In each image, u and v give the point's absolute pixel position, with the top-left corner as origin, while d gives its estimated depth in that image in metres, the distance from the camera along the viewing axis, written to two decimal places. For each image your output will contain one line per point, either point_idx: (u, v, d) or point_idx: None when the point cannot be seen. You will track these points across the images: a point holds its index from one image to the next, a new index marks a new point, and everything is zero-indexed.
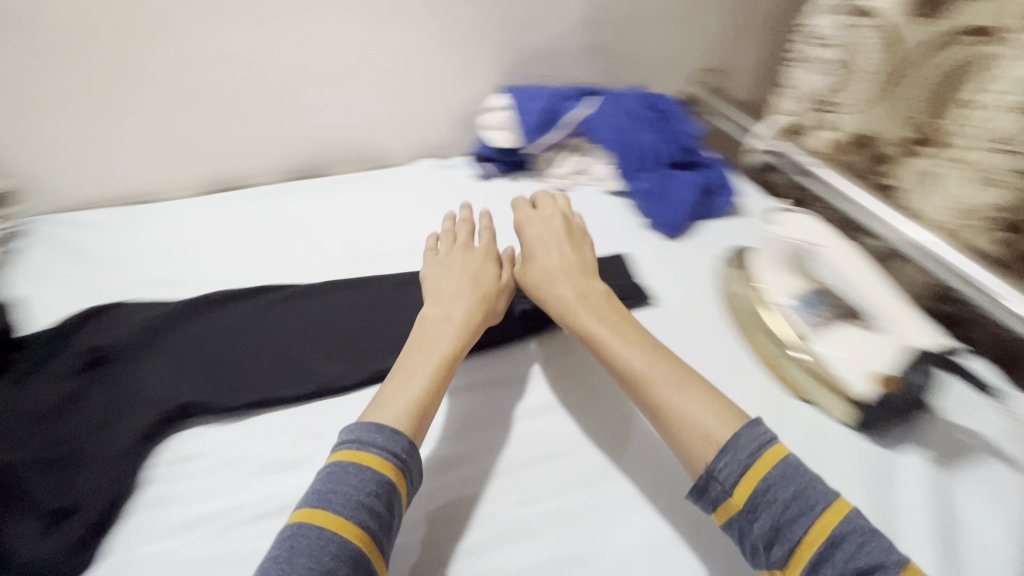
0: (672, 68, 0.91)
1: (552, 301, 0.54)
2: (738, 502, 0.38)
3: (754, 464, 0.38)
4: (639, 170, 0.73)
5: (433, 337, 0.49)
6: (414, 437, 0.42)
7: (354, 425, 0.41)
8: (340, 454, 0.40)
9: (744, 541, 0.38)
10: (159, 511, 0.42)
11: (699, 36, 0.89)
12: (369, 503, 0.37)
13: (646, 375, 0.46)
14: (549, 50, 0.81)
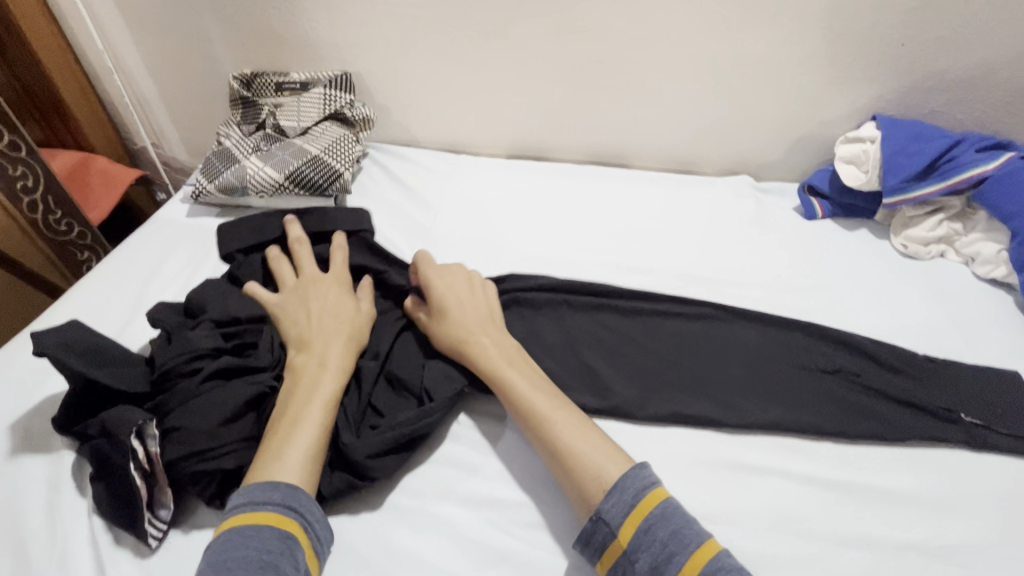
0: (804, 115, 0.87)
1: (541, 394, 0.57)
2: (621, 542, 0.46)
3: (635, 505, 0.47)
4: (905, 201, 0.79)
5: (307, 387, 0.56)
6: (295, 484, 0.50)
7: (240, 494, 0.49)
8: (234, 519, 0.47)
9: None
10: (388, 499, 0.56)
11: (839, 102, 0.85)
12: (271, 562, 0.44)
13: (547, 421, 0.54)
14: (723, 80, 0.85)
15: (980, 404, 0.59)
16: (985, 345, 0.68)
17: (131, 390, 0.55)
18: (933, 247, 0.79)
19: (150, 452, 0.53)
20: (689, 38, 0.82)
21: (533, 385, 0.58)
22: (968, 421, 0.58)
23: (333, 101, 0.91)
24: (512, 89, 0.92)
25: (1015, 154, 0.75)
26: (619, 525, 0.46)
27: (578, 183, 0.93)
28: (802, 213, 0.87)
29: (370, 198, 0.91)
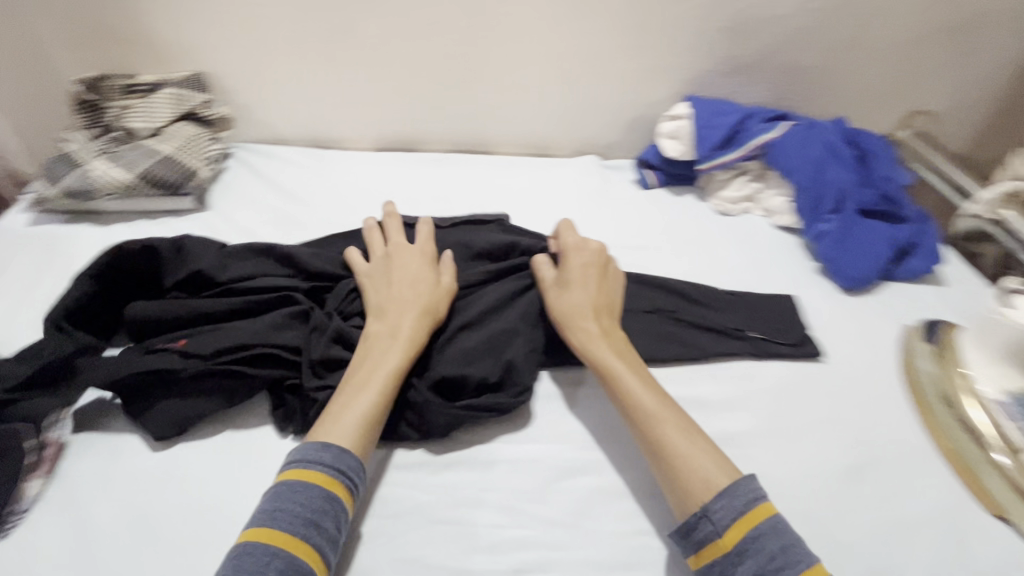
0: (630, 100, 0.99)
1: (638, 372, 0.60)
2: (730, 541, 0.47)
3: (749, 512, 0.47)
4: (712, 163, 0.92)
5: (380, 354, 0.59)
6: (359, 458, 0.53)
7: (307, 449, 0.52)
8: (287, 474, 0.50)
9: (694, 543, 0.49)
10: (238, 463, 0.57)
11: (656, 86, 0.98)
12: (315, 519, 0.48)
13: (658, 419, 0.55)
14: (558, 70, 0.95)
15: (763, 322, 0.72)
16: (775, 278, 0.81)
17: None
18: (740, 205, 0.94)
19: (51, 435, 0.60)
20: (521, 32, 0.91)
21: (613, 359, 0.60)
22: (752, 335, 0.70)
23: (186, 101, 0.91)
24: (370, 84, 0.96)
25: (790, 123, 0.92)
26: (726, 527, 0.47)
27: (442, 169, 0.99)
28: (638, 185, 0.99)
29: (233, 195, 0.91)
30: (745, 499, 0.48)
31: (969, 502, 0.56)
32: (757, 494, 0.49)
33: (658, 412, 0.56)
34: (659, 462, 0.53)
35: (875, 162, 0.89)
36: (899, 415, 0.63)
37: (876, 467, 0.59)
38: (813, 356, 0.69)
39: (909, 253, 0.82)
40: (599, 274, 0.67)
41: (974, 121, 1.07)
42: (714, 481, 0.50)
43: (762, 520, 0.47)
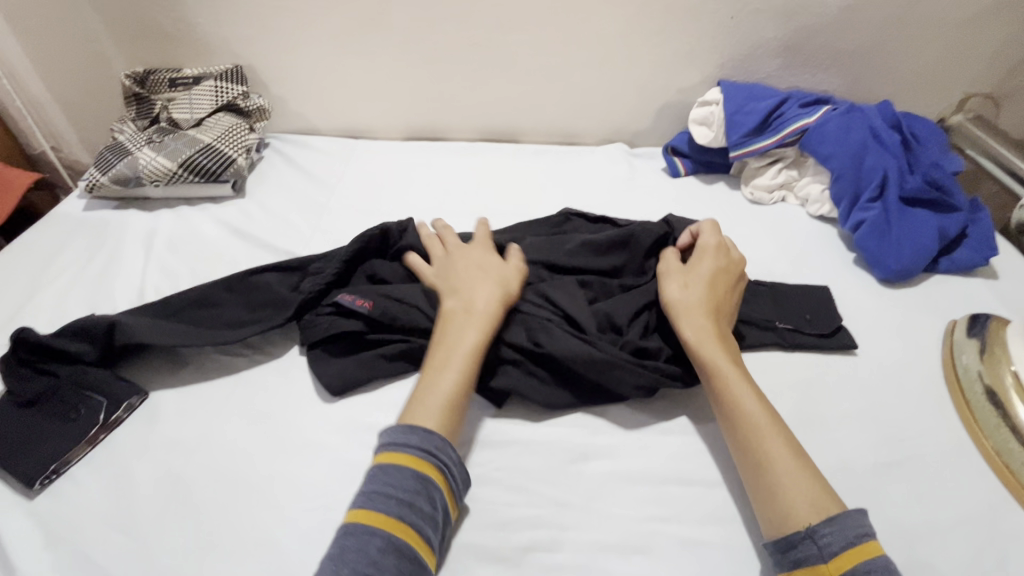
0: (660, 86, 0.97)
1: (743, 383, 0.54)
2: (833, 572, 0.43)
3: (859, 543, 0.43)
4: (746, 147, 0.89)
5: (456, 333, 0.57)
6: (445, 437, 0.51)
7: (394, 432, 0.51)
8: (396, 456, 0.49)
9: (789, 559, 0.45)
10: (257, 430, 0.58)
11: (687, 72, 0.95)
12: (407, 499, 0.47)
13: (763, 436, 0.51)
14: (586, 57, 0.94)
15: (793, 312, 0.69)
16: (808, 269, 0.78)
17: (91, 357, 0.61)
18: (775, 193, 0.90)
19: (118, 416, 0.59)
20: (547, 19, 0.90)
21: (732, 372, 0.55)
22: (782, 327, 0.67)
23: (225, 92, 0.95)
24: (400, 73, 0.98)
25: (830, 108, 0.87)
26: (838, 554, 0.43)
27: (469, 157, 1.00)
28: (668, 173, 0.97)
29: (268, 183, 0.94)
30: (854, 530, 0.44)
31: (1010, 504, 0.53)
32: (866, 528, 0.45)
33: (770, 425, 0.51)
34: (758, 469, 0.49)
35: (921, 147, 0.84)
36: (938, 412, 0.60)
37: (912, 465, 0.55)
38: (847, 347, 0.66)
39: (958, 244, 0.77)
40: (727, 274, 0.64)
41: None
42: (825, 508, 0.46)
43: (872, 558, 0.43)
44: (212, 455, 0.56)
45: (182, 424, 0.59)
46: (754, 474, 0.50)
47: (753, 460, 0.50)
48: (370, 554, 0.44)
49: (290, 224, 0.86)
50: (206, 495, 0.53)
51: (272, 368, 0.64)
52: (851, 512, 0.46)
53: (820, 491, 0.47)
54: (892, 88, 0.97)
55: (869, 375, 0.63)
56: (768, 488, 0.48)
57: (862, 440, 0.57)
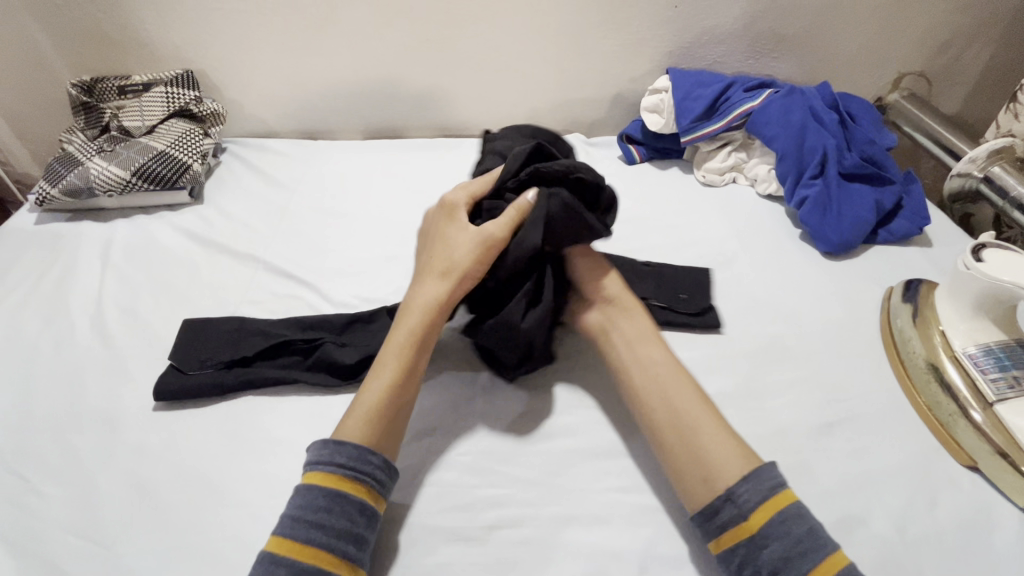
0: (613, 76, 1.00)
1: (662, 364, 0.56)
2: (753, 526, 0.45)
3: (774, 494, 0.46)
4: (692, 131, 0.91)
5: (397, 328, 0.58)
6: (361, 445, 0.50)
7: (312, 450, 0.50)
8: (311, 476, 0.49)
9: (717, 524, 0.46)
10: (223, 432, 0.59)
11: (639, 62, 0.98)
12: (318, 519, 0.46)
13: (693, 412, 0.52)
14: (539, 50, 0.96)
15: (670, 291, 0.71)
16: (757, 246, 0.81)
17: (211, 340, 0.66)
18: (726, 175, 0.93)
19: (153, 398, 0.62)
20: (498, 13, 0.91)
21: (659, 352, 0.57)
22: (654, 304, 0.69)
23: (176, 98, 0.93)
24: (354, 73, 0.98)
25: (772, 91, 0.91)
26: (753, 509, 0.45)
27: (429, 154, 1.01)
28: (623, 160, 0.99)
29: (227, 187, 0.94)
30: (768, 483, 0.46)
31: (942, 454, 0.57)
32: (779, 479, 0.47)
33: (698, 400, 0.53)
34: (680, 440, 0.51)
35: (858, 125, 0.88)
36: (876, 373, 0.64)
37: (853, 423, 0.59)
38: (713, 325, 0.68)
39: (895, 215, 0.82)
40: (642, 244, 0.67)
41: (964, 82, 1.06)
42: (748, 460, 0.48)
43: (786, 503, 0.45)
44: (177, 460, 0.57)
45: (146, 431, 0.59)
46: (680, 445, 0.51)
47: (676, 423, 0.52)
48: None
49: (250, 228, 0.86)
50: (173, 499, 0.54)
51: None
52: (765, 464, 0.48)
53: (750, 457, 0.49)
54: (834, 70, 1.01)
55: (814, 342, 0.67)
56: (690, 450, 0.50)
57: (808, 405, 0.60)
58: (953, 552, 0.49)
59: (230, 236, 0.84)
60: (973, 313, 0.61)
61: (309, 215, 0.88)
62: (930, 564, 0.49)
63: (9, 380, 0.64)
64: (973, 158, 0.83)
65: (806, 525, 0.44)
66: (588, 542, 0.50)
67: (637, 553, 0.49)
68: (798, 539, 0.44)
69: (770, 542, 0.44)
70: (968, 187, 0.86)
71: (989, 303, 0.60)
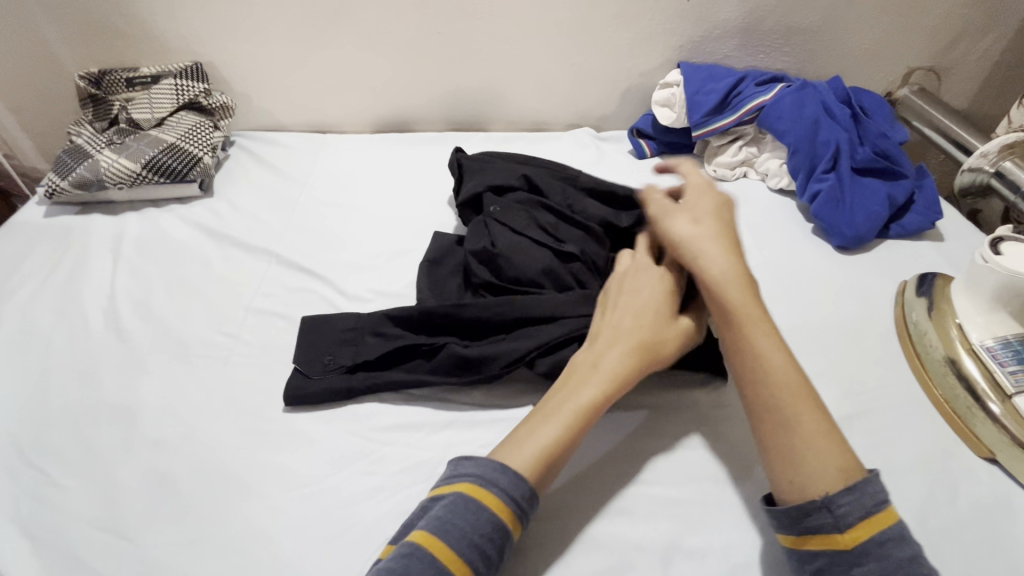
0: (624, 70, 0.99)
1: (761, 339, 0.51)
2: (848, 540, 0.43)
3: (876, 515, 0.43)
4: (704, 125, 0.91)
5: (576, 384, 0.52)
6: (535, 491, 0.47)
7: (488, 465, 0.47)
8: (486, 494, 0.46)
9: (804, 527, 0.45)
10: (242, 426, 0.59)
11: (650, 56, 0.97)
12: (481, 545, 0.44)
13: (796, 404, 0.48)
14: (551, 43, 0.95)
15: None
16: (771, 239, 0.81)
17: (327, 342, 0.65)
18: (737, 169, 0.93)
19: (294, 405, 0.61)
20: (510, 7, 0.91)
21: (759, 324, 0.52)
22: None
23: (186, 89, 0.93)
24: (364, 65, 0.97)
25: (784, 85, 0.91)
26: (852, 525, 0.43)
27: (440, 147, 1.01)
28: (634, 155, 0.99)
29: (237, 181, 0.93)
30: (873, 498, 0.44)
31: (960, 446, 0.57)
32: (882, 494, 0.44)
33: (799, 384, 0.48)
34: (783, 435, 0.47)
35: (870, 119, 0.88)
36: (892, 365, 0.64)
37: (871, 416, 0.59)
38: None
39: (907, 209, 0.82)
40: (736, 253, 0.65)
41: (974, 77, 1.06)
42: (848, 471, 0.45)
43: (876, 524, 0.43)
44: (196, 453, 0.56)
45: (165, 424, 0.59)
46: (789, 440, 0.46)
47: (774, 411, 0.48)
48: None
49: (262, 221, 0.85)
50: (194, 492, 0.54)
51: (253, 364, 0.65)
52: (869, 477, 0.45)
53: (854, 463, 0.45)
54: (844, 65, 1.01)
55: (830, 335, 0.67)
56: (788, 445, 0.46)
57: (825, 398, 0.61)
58: (974, 543, 0.50)
59: (242, 229, 0.84)
60: (990, 306, 0.62)
61: (321, 208, 0.88)
62: (952, 555, 0.49)
63: (24, 373, 0.64)
64: (985, 153, 0.83)
65: (907, 548, 0.42)
66: (611, 534, 0.50)
67: (659, 544, 0.50)
68: (895, 561, 0.41)
69: (864, 560, 0.42)
70: (979, 181, 0.86)
71: (1007, 296, 0.60)
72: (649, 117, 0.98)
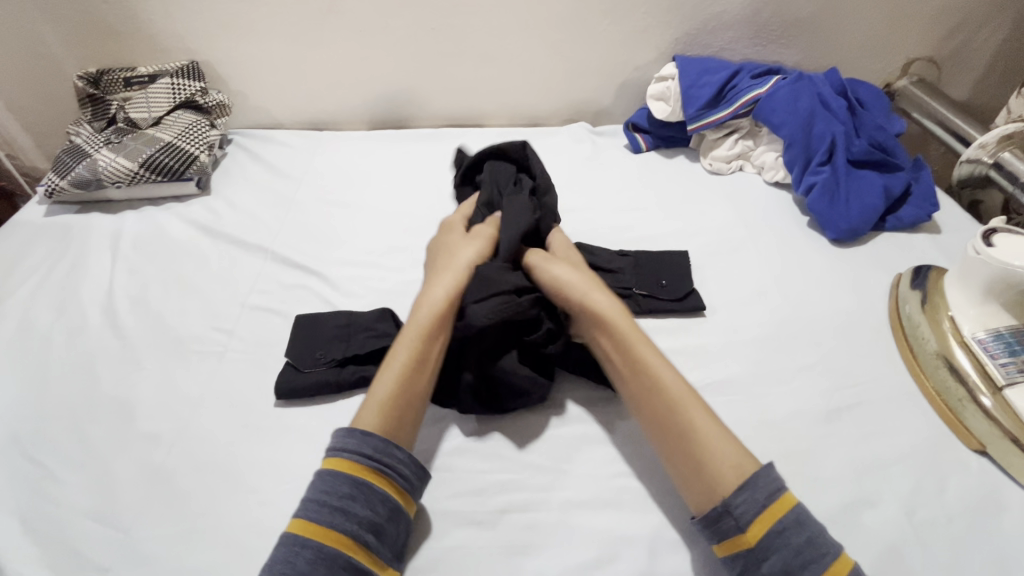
0: (619, 65, 0.99)
1: (643, 352, 0.55)
2: (752, 537, 0.45)
3: (769, 505, 0.45)
4: (698, 119, 0.91)
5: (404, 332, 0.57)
6: (385, 438, 0.50)
7: (336, 436, 0.51)
8: (335, 463, 0.49)
9: (715, 530, 0.46)
10: (236, 421, 0.59)
11: (645, 50, 0.97)
12: (342, 506, 0.47)
13: (682, 410, 0.51)
14: (545, 39, 0.95)
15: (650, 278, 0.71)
16: (765, 233, 0.81)
17: (317, 335, 0.65)
18: (733, 163, 0.93)
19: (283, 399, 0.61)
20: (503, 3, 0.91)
21: (640, 342, 0.56)
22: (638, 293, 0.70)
23: (182, 88, 0.94)
24: (359, 63, 0.98)
25: (780, 77, 0.90)
26: (749, 521, 0.45)
27: (435, 143, 1.01)
28: (630, 149, 0.99)
29: (234, 179, 0.94)
30: (765, 491, 0.46)
31: (951, 439, 0.57)
32: (777, 483, 0.46)
33: (686, 391, 0.52)
34: (682, 443, 0.50)
35: (866, 111, 0.88)
36: (884, 358, 0.64)
37: (861, 409, 0.59)
38: (697, 309, 0.68)
39: (904, 201, 0.81)
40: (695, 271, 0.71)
41: (975, 67, 1.04)
42: (741, 465, 0.48)
43: (783, 514, 0.45)
44: (190, 447, 0.57)
45: (160, 419, 0.60)
46: (689, 448, 0.50)
47: (670, 424, 0.51)
48: (298, 567, 0.44)
49: (258, 219, 0.86)
50: (188, 486, 0.54)
51: (247, 360, 0.65)
52: (763, 469, 0.47)
53: (745, 456, 0.48)
54: (842, 57, 1.01)
55: (824, 329, 0.67)
56: (688, 453, 0.49)
57: (816, 391, 0.60)
58: (960, 535, 0.50)
59: (238, 227, 0.84)
60: (983, 298, 0.61)
61: (317, 206, 0.88)
62: (938, 548, 0.49)
63: (23, 369, 0.65)
64: (982, 144, 0.82)
65: (804, 533, 0.44)
66: (597, 526, 0.51)
67: (648, 536, 0.50)
68: (797, 550, 0.44)
69: (770, 553, 0.44)
70: (977, 172, 0.85)
71: (999, 287, 0.59)
72: (644, 111, 0.98)
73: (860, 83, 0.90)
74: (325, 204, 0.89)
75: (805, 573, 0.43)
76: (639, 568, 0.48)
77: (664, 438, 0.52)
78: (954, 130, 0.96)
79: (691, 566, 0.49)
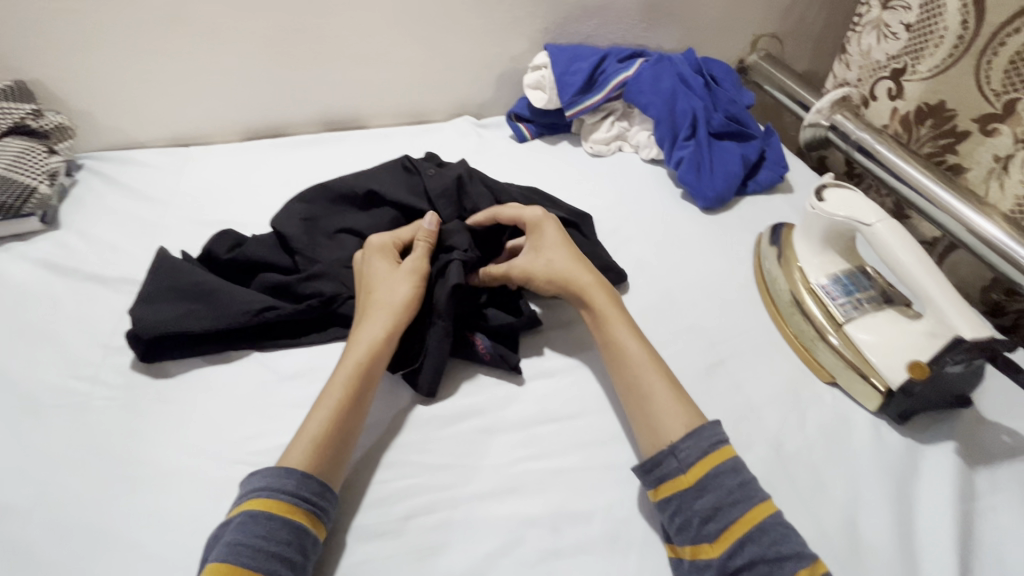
0: (495, 55, 1.00)
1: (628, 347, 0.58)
2: (691, 479, 0.49)
3: (711, 450, 0.50)
4: (572, 105, 0.93)
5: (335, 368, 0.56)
6: (307, 471, 0.49)
7: (264, 477, 0.48)
8: (270, 504, 0.47)
9: (655, 473, 0.51)
10: (108, 476, 0.54)
11: (518, 40, 0.99)
12: (280, 551, 0.45)
13: (644, 382, 0.55)
14: (416, 34, 0.94)
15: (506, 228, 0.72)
16: (644, 208, 0.85)
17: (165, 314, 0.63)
18: (612, 144, 0.97)
19: (162, 443, 0.57)
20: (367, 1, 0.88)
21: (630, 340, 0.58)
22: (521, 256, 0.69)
23: (9, 112, 0.82)
24: (220, 74, 0.92)
25: (643, 60, 0.95)
26: (694, 463, 0.49)
27: (315, 150, 0.97)
28: (514, 139, 1.00)
29: (87, 208, 0.85)
30: (709, 440, 0.50)
31: (808, 376, 0.64)
32: (721, 436, 0.51)
33: (651, 361, 0.57)
34: (638, 404, 0.55)
35: (721, 87, 0.95)
36: (751, 313, 0.70)
37: (734, 361, 0.64)
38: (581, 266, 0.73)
39: (760, 166, 0.89)
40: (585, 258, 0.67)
41: (812, 39, 1.16)
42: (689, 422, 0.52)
43: (724, 460, 0.50)
44: (57, 514, 0.52)
45: (14, 489, 0.53)
46: (643, 406, 0.54)
47: (636, 390, 0.55)
48: None
49: (122, 250, 0.79)
50: (56, 555, 0.49)
51: (116, 407, 0.60)
52: (708, 424, 0.52)
53: (693, 413, 0.53)
54: (699, 38, 1.08)
55: (701, 291, 0.72)
56: (645, 412, 0.54)
57: (695, 351, 0.65)
58: (820, 461, 0.56)
59: (98, 262, 0.76)
60: (823, 247, 0.69)
61: (188, 229, 0.82)
62: (803, 475, 0.55)
63: None
64: (819, 109, 0.92)
65: (739, 477, 0.49)
66: (503, 514, 0.52)
67: (550, 513, 0.52)
68: (730, 490, 0.48)
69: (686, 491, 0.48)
70: (818, 135, 0.95)
71: (835, 236, 0.67)
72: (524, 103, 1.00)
73: (714, 62, 0.98)
74: (198, 227, 0.82)
75: (736, 509, 0.47)
76: (545, 546, 0.50)
77: (636, 405, 0.55)
78: (802, 99, 1.05)
79: (592, 535, 0.51)
